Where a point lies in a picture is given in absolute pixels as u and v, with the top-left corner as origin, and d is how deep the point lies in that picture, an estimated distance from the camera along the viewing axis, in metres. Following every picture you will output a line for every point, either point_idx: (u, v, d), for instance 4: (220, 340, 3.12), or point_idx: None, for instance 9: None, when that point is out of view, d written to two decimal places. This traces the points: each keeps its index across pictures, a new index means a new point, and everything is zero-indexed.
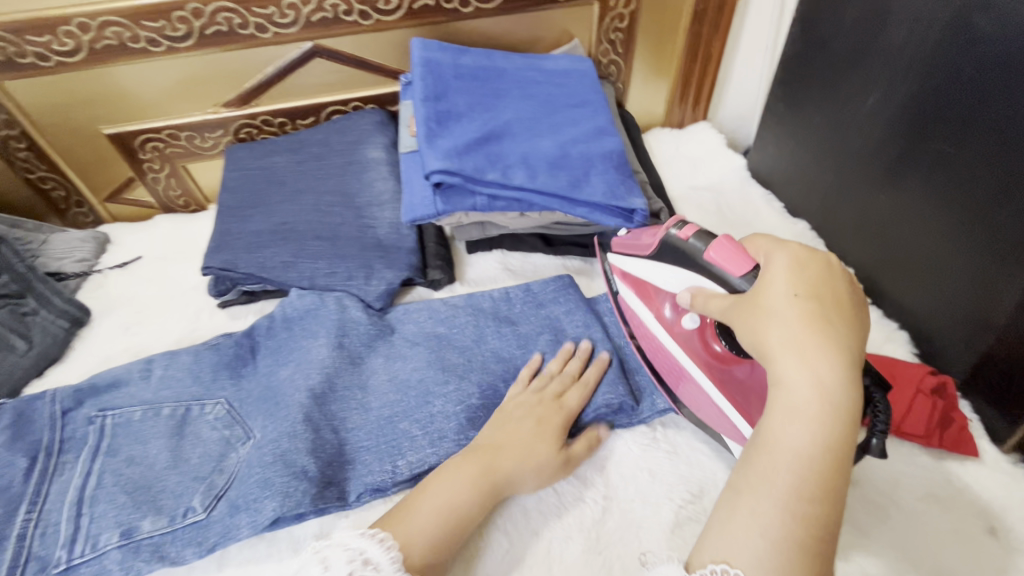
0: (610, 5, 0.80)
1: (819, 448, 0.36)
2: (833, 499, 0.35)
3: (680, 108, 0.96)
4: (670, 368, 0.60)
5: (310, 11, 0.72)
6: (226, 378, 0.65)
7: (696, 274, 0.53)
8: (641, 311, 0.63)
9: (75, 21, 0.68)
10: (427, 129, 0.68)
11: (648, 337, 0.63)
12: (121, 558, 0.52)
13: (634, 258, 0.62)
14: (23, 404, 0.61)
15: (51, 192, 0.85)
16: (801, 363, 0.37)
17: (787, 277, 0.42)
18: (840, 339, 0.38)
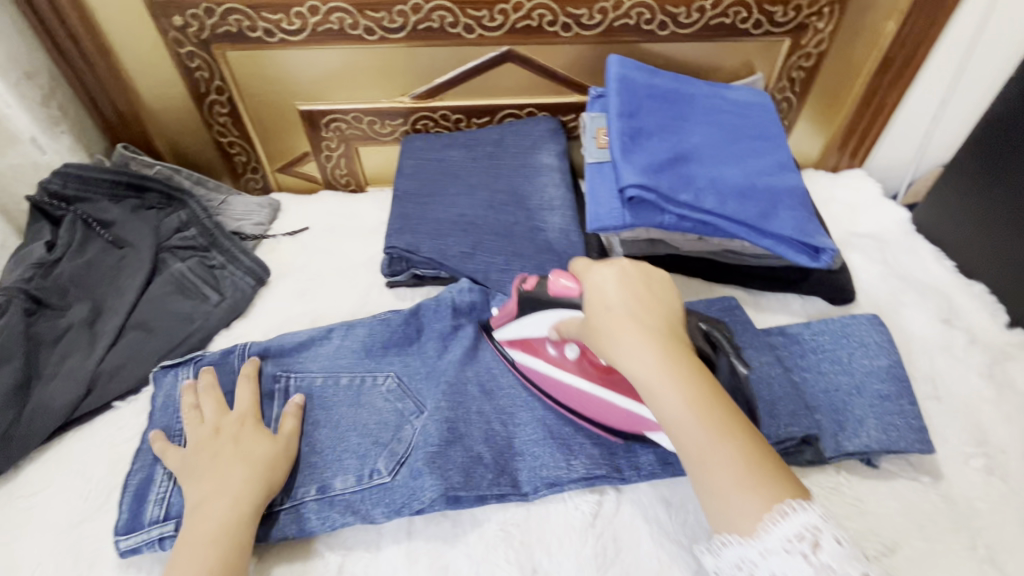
0: (802, 43, 0.81)
1: (693, 405, 0.42)
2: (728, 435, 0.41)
3: (837, 153, 0.93)
4: (589, 406, 0.57)
5: (518, 18, 0.75)
6: (395, 354, 0.65)
7: (552, 313, 0.55)
8: (530, 363, 0.60)
9: (308, 4, 0.73)
10: (621, 144, 0.70)
11: (552, 386, 0.59)
12: (319, 510, 0.54)
13: (510, 324, 0.60)
14: (218, 356, 0.63)
15: (234, 157, 0.91)
16: (634, 357, 0.44)
17: (602, 300, 0.49)
18: (647, 315, 0.46)
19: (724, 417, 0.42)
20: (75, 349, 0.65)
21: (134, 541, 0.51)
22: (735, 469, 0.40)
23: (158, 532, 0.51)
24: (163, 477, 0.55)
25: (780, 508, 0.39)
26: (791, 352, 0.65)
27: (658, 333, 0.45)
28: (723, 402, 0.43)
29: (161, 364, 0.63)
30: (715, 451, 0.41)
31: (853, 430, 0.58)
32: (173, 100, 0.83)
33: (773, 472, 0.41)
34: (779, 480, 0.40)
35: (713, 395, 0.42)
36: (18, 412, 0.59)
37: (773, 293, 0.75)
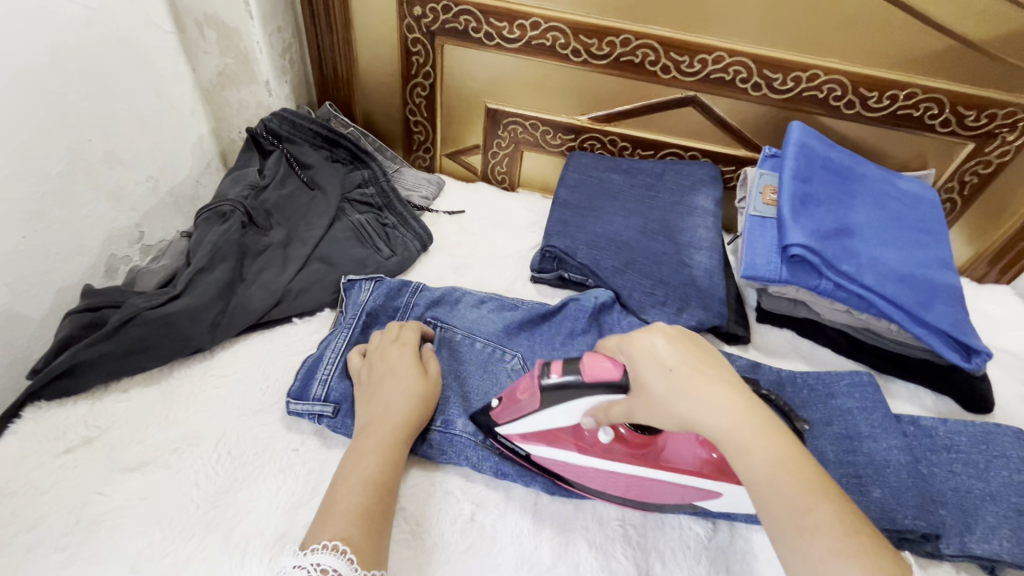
0: (985, 151, 0.82)
1: (781, 463, 0.41)
2: (830, 497, 0.40)
3: (987, 264, 0.92)
4: (618, 482, 0.55)
5: (714, 69, 0.81)
6: (525, 337, 0.70)
7: (585, 405, 0.50)
8: (556, 456, 0.55)
9: (533, 19, 0.81)
10: (792, 204, 0.73)
11: (585, 473, 0.55)
12: (439, 440, 0.59)
13: (523, 417, 0.53)
14: (392, 285, 0.72)
15: (415, 134, 1.01)
16: (712, 413, 0.42)
17: (656, 355, 0.45)
18: (715, 375, 0.44)
19: (817, 482, 0.40)
20: (271, 265, 0.74)
21: (300, 407, 0.60)
22: (835, 532, 0.38)
23: (318, 408, 0.60)
24: (330, 360, 0.63)
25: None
26: (922, 444, 0.65)
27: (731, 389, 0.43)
28: (804, 461, 0.41)
29: (347, 279, 0.72)
30: (808, 517, 0.39)
31: (980, 533, 0.58)
32: (383, 75, 0.95)
33: (865, 534, 0.38)
34: (875, 549, 0.38)
35: (793, 458, 0.41)
36: (224, 306, 0.67)
37: (905, 383, 0.75)
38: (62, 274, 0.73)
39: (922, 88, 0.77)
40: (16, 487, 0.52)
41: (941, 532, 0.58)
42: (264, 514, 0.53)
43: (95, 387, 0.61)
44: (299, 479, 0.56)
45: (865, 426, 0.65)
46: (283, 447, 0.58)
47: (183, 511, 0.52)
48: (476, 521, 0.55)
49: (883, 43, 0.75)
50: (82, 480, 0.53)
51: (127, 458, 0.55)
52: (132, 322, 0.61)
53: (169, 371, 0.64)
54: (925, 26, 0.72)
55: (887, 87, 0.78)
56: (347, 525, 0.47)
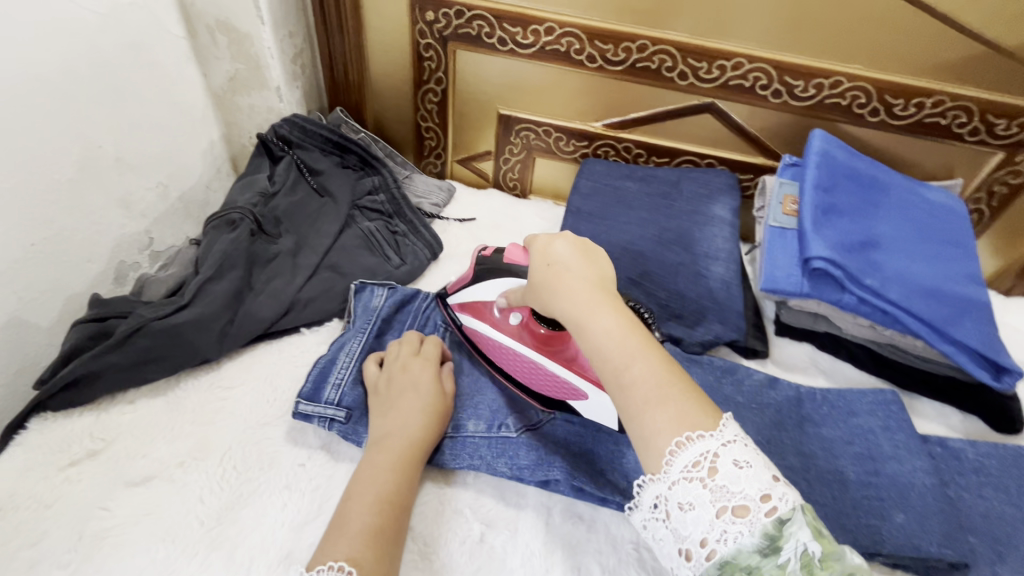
0: (1015, 161, 0.79)
1: (618, 339, 0.44)
2: (662, 367, 0.43)
3: (1015, 277, 0.89)
4: (515, 363, 0.62)
5: (733, 76, 0.79)
6: None
7: (501, 283, 0.60)
8: (476, 326, 0.64)
9: (547, 24, 0.80)
10: (814, 215, 0.71)
11: (494, 346, 0.63)
12: (450, 446, 0.59)
13: (468, 287, 0.63)
14: (407, 292, 0.71)
15: (426, 140, 1.00)
16: (584, 310, 0.45)
17: (540, 258, 0.51)
18: (582, 269, 0.48)
19: (642, 344, 0.44)
20: (280, 274, 0.73)
21: (310, 409, 0.58)
22: (650, 389, 0.42)
23: (330, 412, 0.59)
24: (343, 364, 0.63)
25: (680, 437, 0.39)
26: (950, 467, 0.62)
27: (592, 283, 0.47)
28: (644, 338, 0.45)
29: (358, 282, 0.71)
30: (629, 375, 0.42)
31: (1012, 563, 0.55)
32: (395, 80, 0.94)
33: (683, 393, 0.42)
34: (692, 402, 0.41)
35: (628, 326, 0.45)
36: (232, 315, 0.66)
37: (930, 401, 0.72)
38: (71, 282, 0.73)
39: (951, 96, 0.74)
40: (20, 501, 0.51)
41: (970, 561, 0.55)
42: (269, 532, 0.51)
43: (102, 397, 0.60)
44: (306, 495, 0.54)
45: (889, 447, 0.63)
46: (289, 462, 0.57)
47: (187, 528, 0.51)
48: (486, 542, 0.54)
49: (911, 50, 0.72)
50: (86, 494, 0.53)
51: (132, 472, 0.54)
52: (140, 332, 0.60)
53: (176, 382, 0.63)
54: (955, 32, 0.70)
55: (913, 94, 0.75)
56: (352, 546, 0.45)
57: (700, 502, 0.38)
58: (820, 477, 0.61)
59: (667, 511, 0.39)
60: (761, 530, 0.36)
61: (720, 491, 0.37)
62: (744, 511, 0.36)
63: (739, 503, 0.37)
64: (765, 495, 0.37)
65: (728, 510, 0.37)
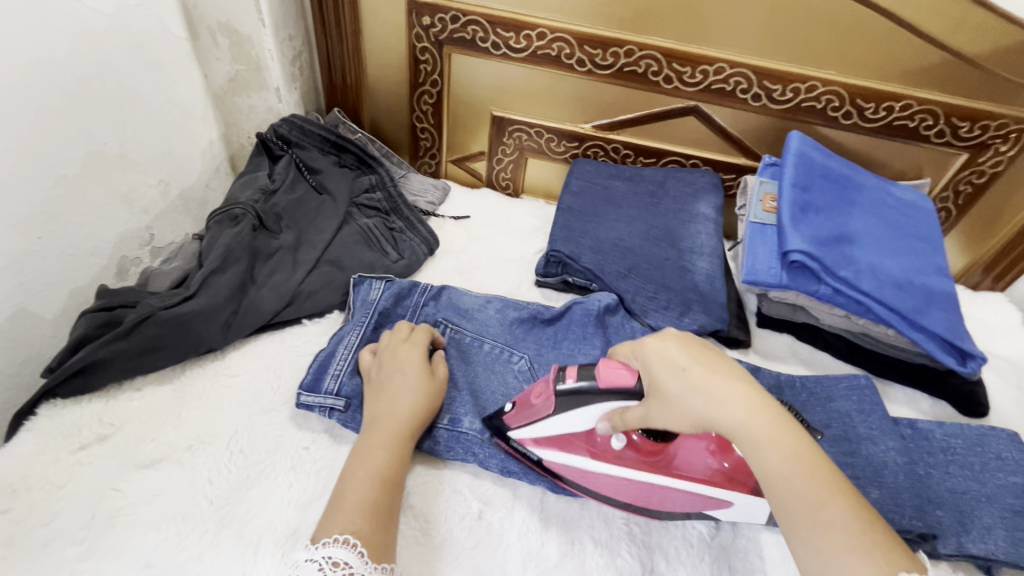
0: (978, 160, 0.84)
1: (795, 460, 0.43)
2: (822, 484, 0.43)
3: (981, 272, 0.94)
4: (632, 491, 0.56)
5: (715, 80, 0.83)
6: (531, 340, 0.72)
7: (601, 409, 0.53)
8: (567, 461, 0.57)
9: (539, 29, 0.84)
10: (792, 212, 0.75)
11: (594, 479, 0.57)
12: (447, 438, 0.61)
13: (543, 421, 0.55)
14: (402, 286, 0.73)
15: (421, 141, 1.03)
16: (728, 413, 0.45)
17: (672, 358, 0.49)
18: (725, 375, 0.47)
19: (825, 473, 0.43)
20: (281, 267, 0.75)
21: (311, 400, 0.61)
22: (848, 527, 0.41)
23: (330, 402, 0.61)
24: (342, 356, 0.65)
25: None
26: (919, 446, 0.66)
27: (738, 389, 0.46)
28: (816, 458, 0.44)
29: (359, 276, 0.74)
30: (823, 509, 0.42)
31: (976, 533, 0.59)
32: (391, 82, 0.96)
33: (872, 526, 0.41)
34: (890, 545, 0.41)
35: (808, 454, 0.44)
36: (236, 307, 0.69)
37: (902, 387, 0.77)
38: (74, 275, 0.75)
39: (917, 100, 0.79)
40: (33, 482, 0.53)
41: (937, 532, 0.59)
42: (276, 510, 0.54)
43: (109, 385, 0.62)
44: (311, 476, 0.57)
45: (863, 428, 0.67)
46: (294, 446, 0.59)
47: (196, 508, 0.53)
48: (484, 519, 0.56)
49: (879, 56, 0.77)
50: (97, 476, 0.54)
51: (142, 455, 0.56)
52: (147, 322, 0.62)
53: (181, 370, 0.65)
54: (919, 40, 0.75)
55: (883, 98, 0.80)
56: (356, 518, 0.48)
57: None
58: None
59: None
60: None
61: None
62: None
63: None
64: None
65: None
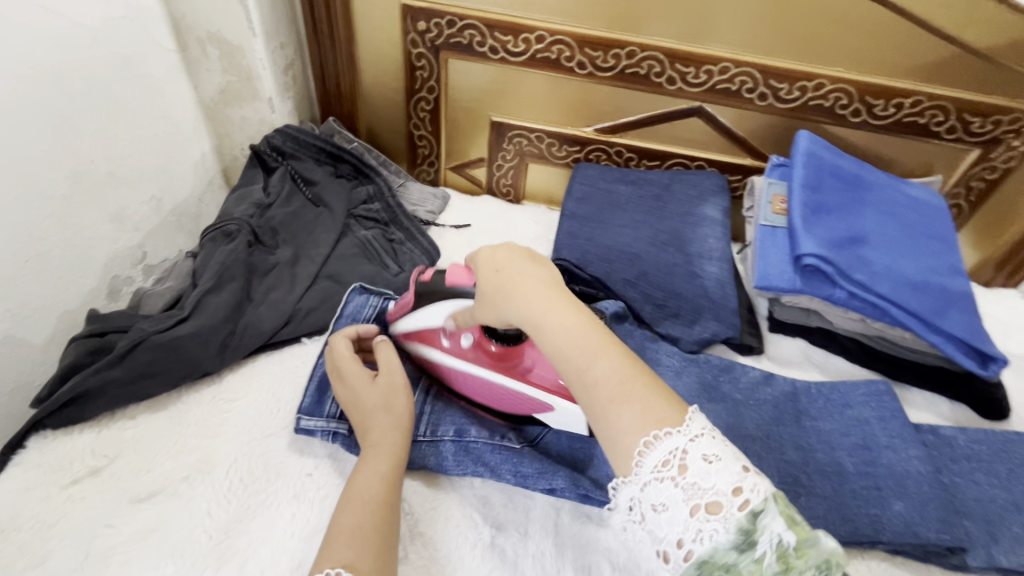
0: (990, 157, 0.82)
1: (572, 338, 0.45)
2: (608, 356, 0.44)
3: (994, 269, 0.93)
4: (482, 389, 0.62)
5: (720, 80, 0.81)
6: None
7: (445, 306, 0.59)
8: (430, 355, 0.64)
9: (538, 33, 0.81)
10: (803, 214, 0.73)
11: (453, 374, 0.63)
12: (454, 451, 0.60)
13: (410, 314, 0.62)
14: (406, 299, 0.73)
15: (419, 148, 1.01)
16: (526, 306, 0.47)
17: (489, 265, 0.52)
18: (531, 270, 0.50)
19: (600, 342, 0.45)
20: (279, 284, 0.72)
21: (312, 424, 0.59)
22: (612, 384, 0.43)
23: (333, 425, 0.59)
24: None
25: (649, 437, 0.40)
26: (943, 453, 0.64)
27: (546, 288, 0.48)
28: (599, 332, 0.46)
29: (359, 285, 0.72)
30: (589, 373, 0.43)
31: (1007, 544, 0.57)
32: (387, 89, 0.94)
33: (649, 389, 0.42)
34: (659, 399, 0.42)
35: (589, 324, 0.46)
36: (232, 327, 0.66)
37: (921, 391, 0.74)
38: (65, 299, 0.72)
39: (928, 96, 0.77)
40: (22, 521, 0.51)
41: (966, 544, 0.57)
42: (279, 542, 0.51)
43: (101, 414, 0.59)
44: (315, 505, 0.54)
45: (885, 436, 0.64)
46: (296, 472, 0.57)
47: (195, 543, 0.51)
48: (497, 546, 0.54)
49: (889, 52, 0.75)
50: (90, 512, 0.52)
51: (137, 488, 0.54)
52: (140, 347, 0.60)
53: (177, 396, 0.62)
54: (929, 35, 0.73)
55: (893, 95, 0.78)
56: (348, 550, 0.44)
57: (675, 503, 0.38)
58: (818, 468, 0.62)
59: (643, 513, 0.39)
60: (735, 526, 0.36)
61: (692, 489, 0.37)
62: (717, 507, 0.36)
63: (711, 500, 0.37)
64: (736, 487, 0.37)
65: (701, 508, 0.37)
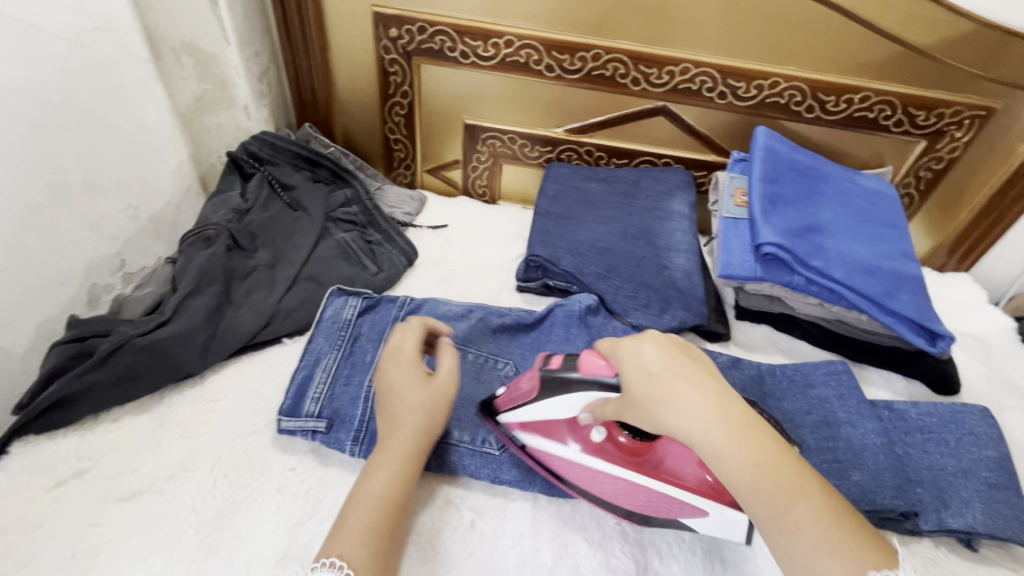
0: (936, 148, 0.87)
1: (758, 466, 0.43)
2: (830, 500, 0.43)
3: (945, 254, 0.98)
4: (605, 487, 0.56)
5: (681, 80, 0.85)
6: (516, 346, 0.74)
7: (588, 398, 0.53)
8: (546, 448, 0.58)
9: (506, 37, 0.84)
10: (762, 205, 0.77)
11: (573, 471, 0.57)
12: (437, 453, 0.60)
13: (526, 407, 0.57)
14: (380, 299, 0.74)
15: (395, 152, 1.03)
16: (709, 427, 0.44)
17: (642, 364, 0.48)
18: (695, 379, 0.46)
19: (798, 478, 0.43)
20: (259, 287, 0.74)
21: (292, 425, 0.60)
22: (817, 526, 0.42)
23: (312, 424, 0.61)
24: (320, 380, 0.65)
25: (867, 575, 0.40)
26: (897, 427, 0.68)
27: (709, 400, 0.45)
28: (790, 462, 0.44)
29: (337, 287, 0.74)
30: (788, 513, 0.42)
31: (956, 508, 0.61)
32: (362, 95, 0.96)
33: (851, 528, 0.42)
34: (860, 539, 0.41)
35: (774, 453, 0.44)
36: (213, 329, 0.67)
37: (878, 370, 0.79)
38: (43, 307, 0.72)
39: (875, 91, 0.82)
40: (8, 524, 0.51)
41: (918, 510, 0.61)
42: (265, 534, 0.53)
43: (84, 418, 0.60)
44: (300, 497, 0.56)
45: (843, 413, 0.68)
46: (280, 467, 0.59)
47: (181, 537, 0.52)
48: (476, 528, 0.57)
49: (837, 51, 0.79)
50: (75, 513, 0.53)
51: (121, 488, 0.55)
52: (120, 350, 0.61)
53: (159, 398, 0.63)
54: (873, 34, 0.77)
55: (843, 91, 0.82)
56: (352, 543, 0.47)
57: None
58: None
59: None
60: None
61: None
62: None
63: None
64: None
65: None
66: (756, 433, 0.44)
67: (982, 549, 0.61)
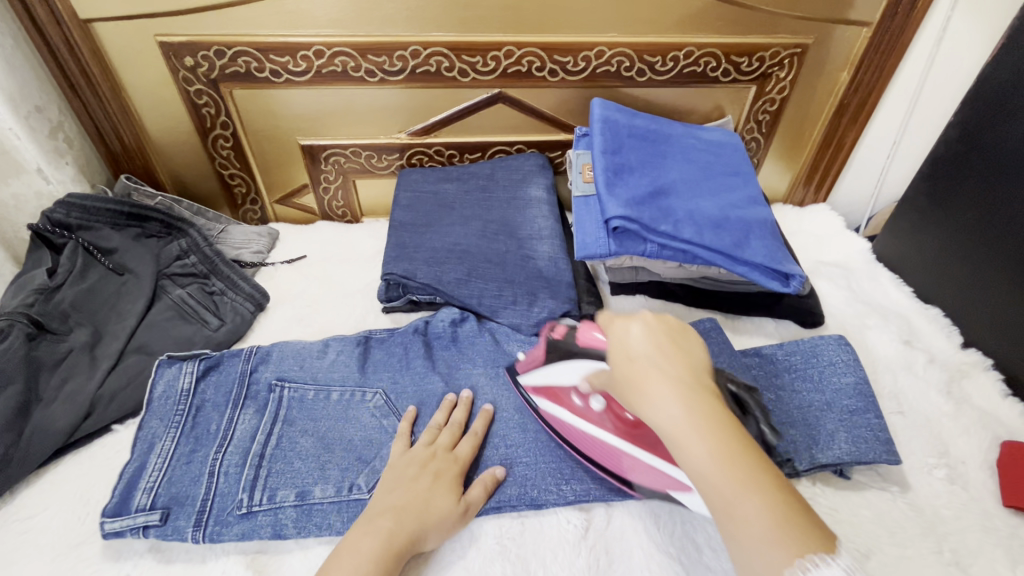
0: (766, 90, 0.89)
1: (717, 452, 0.40)
2: (787, 496, 0.38)
3: (803, 188, 1.02)
4: (610, 459, 0.58)
5: (509, 64, 0.82)
6: (384, 372, 0.68)
7: (586, 363, 0.58)
8: (556, 412, 0.61)
9: (314, 48, 0.78)
10: (605, 178, 0.75)
11: (575, 435, 0.60)
12: (296, 518, 0.55)
13: (539, 371, 0.63)
14: (222, 356, 0.67)
15: (235, 188, 0.95)
16: (673, 411, 0.42)
17: (627, 344, 0.47)
18: (668, 363, 0.45)
19: (752, 470, 0.39)
20: (76, 373, 0.66)
21: (118, 526, 0.53)
22: (765, 522, 0.37)
23: (142, 519, 0.54)
24: (155, 467, 0.58)
25: (800, 565, 0.35)
26: (766, 371, 0.69)
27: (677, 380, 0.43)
28: (748, 450, 0.40)
29: (167, 356, 0.66)
30: (736, 501, 0.38)
31: (824, 442, 0.62)
32: (179, 133, 0.87)
33: (802, 523, 0.37)
34: (809, 535, 0.37)
35: (737, 440, 0.40)
36: (17, 436, 0.59)
37: (749, 317, 0.81)
38: None
39: (696, 45, 0.82)
40: None
41: (791, 453, 0.61)
42: None
43: None
44: None
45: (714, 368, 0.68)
46: None
47: None
48: None
49: (650, 11, 0.79)
50: None
51: None
52: None
53: None
54: None
55: (666, 50, 0.82)
56: None
57: None
58: None
59: None
60: None
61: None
62: None
63: None
64: None
65: None
66: (719, 416, 0.41)
67: (854, 475, 0.63)
